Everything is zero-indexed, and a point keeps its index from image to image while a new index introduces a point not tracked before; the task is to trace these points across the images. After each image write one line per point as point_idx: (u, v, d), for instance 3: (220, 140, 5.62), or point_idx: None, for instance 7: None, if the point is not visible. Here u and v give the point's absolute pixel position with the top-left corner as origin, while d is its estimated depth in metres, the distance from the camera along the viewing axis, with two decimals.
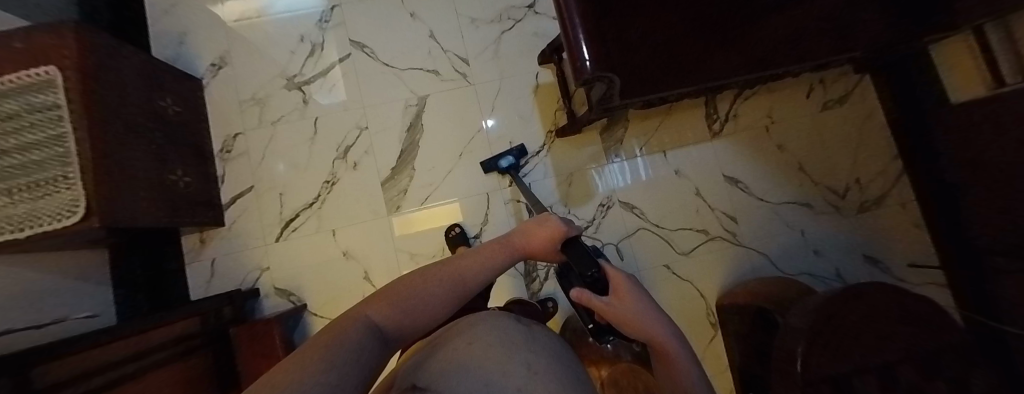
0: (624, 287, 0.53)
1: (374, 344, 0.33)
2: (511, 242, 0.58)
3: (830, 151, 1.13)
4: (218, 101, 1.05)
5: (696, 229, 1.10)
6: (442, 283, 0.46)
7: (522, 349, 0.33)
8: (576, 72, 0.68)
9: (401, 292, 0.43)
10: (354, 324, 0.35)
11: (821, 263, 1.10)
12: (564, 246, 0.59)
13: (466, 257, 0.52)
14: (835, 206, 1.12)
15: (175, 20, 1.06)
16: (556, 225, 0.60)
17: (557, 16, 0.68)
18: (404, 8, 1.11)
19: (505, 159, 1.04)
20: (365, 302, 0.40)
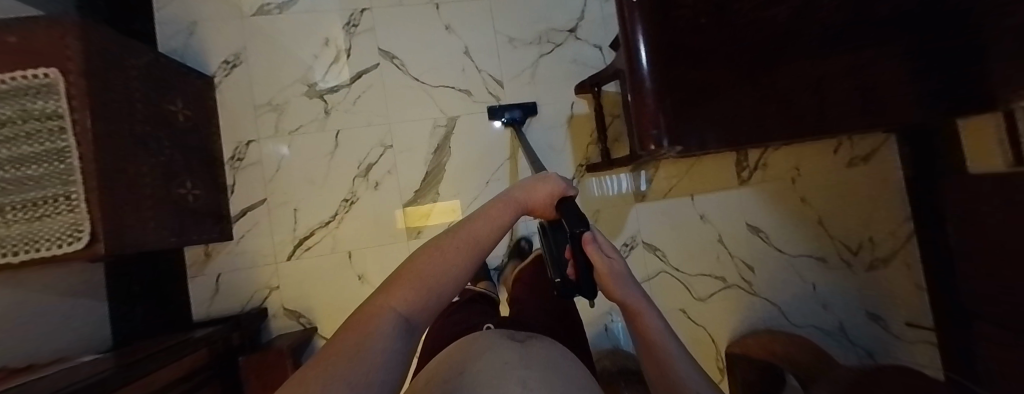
0: (609, 249, 0.53)
1: (405, 343, 0.26)
2: (516, 198, 0.52)
3: (848, 207, 1.15)
4: (230, 103, 0.97)
5: (714, 276, 1.11)
6: (461, 250, 0.39)
7: (516, 372, 0.34)
8: (644, 139, 0.59)
9: (419, 268, 0.35)
10: (380, 322, 0.27)
11: (827, 316, 1.13)
12: (556, 203, 0.57)
13: (478, 218, 0.45)
14: (847, 262, 1.14)
15: (184, 7, 0.96)
16: (557, 184, 0.57)
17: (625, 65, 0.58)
18: (439, 20, 1.04)
19: (511, 112, 1.03)
20: (382, 293, 0.32)
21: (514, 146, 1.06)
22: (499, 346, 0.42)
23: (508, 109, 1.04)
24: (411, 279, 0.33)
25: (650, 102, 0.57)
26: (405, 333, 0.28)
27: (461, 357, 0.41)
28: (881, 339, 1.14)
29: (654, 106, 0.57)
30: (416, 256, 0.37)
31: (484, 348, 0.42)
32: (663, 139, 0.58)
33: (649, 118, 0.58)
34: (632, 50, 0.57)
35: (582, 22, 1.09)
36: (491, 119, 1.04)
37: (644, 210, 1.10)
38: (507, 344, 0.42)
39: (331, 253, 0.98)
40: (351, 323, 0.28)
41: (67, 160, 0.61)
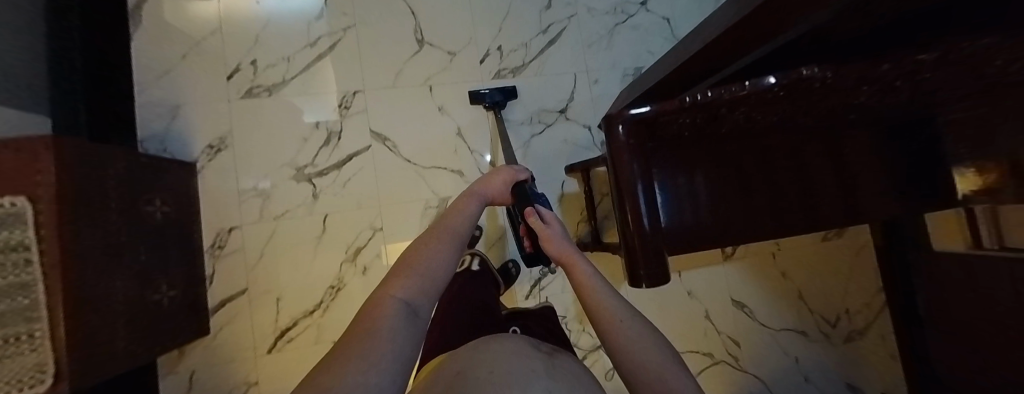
0: (549, 218, 0.60)
1: (409, 326, 0.32)
2: (479, 189, 0.60)
3: (827, 280, 1.19)
4: (214, 189, 0.94)
5: (702, 352, 1.13)
6: (444, 237, 0.45)
7: (542, 381, 0.36)
8: (640, 239, 0.64)
9: (411, 259, 0.40)
10: (381, 314, 0.32)
11: (809, 389, 1.16)
12: (512, 186, 0.68)
13: (451, 211, 0.52)
14: (826, 335, 1.17)
15: (169, 91, 0.94)
16: (509, 171, 0.67)
17: (612, 172, 0.63)
18: (432, 101, 1.05)
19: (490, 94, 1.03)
20: (386, 282, 0.37)
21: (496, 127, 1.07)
22: (521, 350, 0.44)
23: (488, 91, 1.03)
24: (406, 271, 0.38)
25: (639, 245, 0.64)
26: (404, 316, 0.33)
27: (481, 354, 0.42)
28: None
29: (642, 211, 0.63)
30: (408, 254, 0.42)
31: (504, 348, 0.44)
32: (653, 273, 0.64)
33: (642, 253, 0.64)
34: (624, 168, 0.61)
35: (572, 102, 1.12)
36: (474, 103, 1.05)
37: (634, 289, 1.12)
38: (529, 351, 0.44)
39: (316, 344, 0.94)
40: (359, 317, 0.33)
41: (33, 293, 0.55)
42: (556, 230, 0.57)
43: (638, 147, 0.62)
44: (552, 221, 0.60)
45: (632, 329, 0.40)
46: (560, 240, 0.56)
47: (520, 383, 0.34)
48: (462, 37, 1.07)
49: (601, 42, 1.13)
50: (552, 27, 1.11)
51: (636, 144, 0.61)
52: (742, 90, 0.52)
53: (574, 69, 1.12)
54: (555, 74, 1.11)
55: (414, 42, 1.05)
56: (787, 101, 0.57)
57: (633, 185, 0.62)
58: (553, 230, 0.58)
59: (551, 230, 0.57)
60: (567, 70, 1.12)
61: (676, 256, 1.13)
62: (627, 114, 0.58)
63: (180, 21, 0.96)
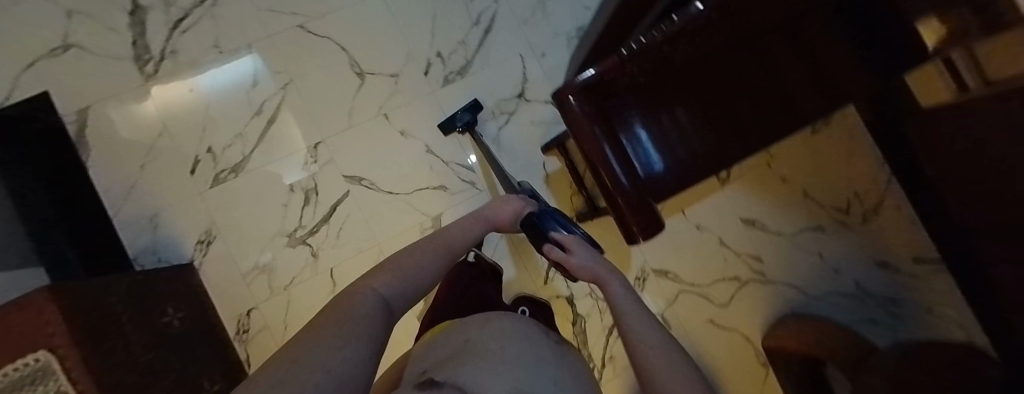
0: (570, 244, 0.57)
1: (382, 314, 0.36)
2: (483, 215, 0.63)
3: (834, 169, 1.15)
4: (219, 280, 0.96)
5: (727, 278, 1.15)
6: (433, 251, 0.51)
7: (546, 368, 0.39)
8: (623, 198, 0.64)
9: (397, 266, 0.45)
10: (362, 298, 0.37)
11: (840, 279, 1.18)
12: (519, 220, 0.65)
13: (454, 229, 0.59)
14: (843, 223, 1.17)
15: (141, 204, 0.95)
16: (513, 203, 0.64)
17: (576, 141, 0.63)
18: (392, 127, 1.04)
19: (460, 118, 1.00)
20: (373, 276, 0.42)
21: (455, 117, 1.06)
22: (527, 333, 0.47)
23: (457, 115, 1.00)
24: (392, 273, 0.44)
25: (623, 201, 0.64)
26: (378, 306, 0.37)
27: (487, 328, 0.46)
28: None
29: (617, 172, 0.63)
30: (397, 257, 0.48)
31: (510, 327, 0.47)
32: (648, 229, 0.65)
33: (630, 214, 0.64)
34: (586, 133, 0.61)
35: (527, 83, 1.10)
36: (447, 132, 1.03)
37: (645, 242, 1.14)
38: (534, 333, 0.48)
39: None
40: (340, 299, 0.38)
41: None
42: (580, 256, 0.54)
43: (591, 119, 0.60)
44: (570, 246, 0.57)
45: (667, 360, 0.37)
46: (587, 267, 0.53)
47: (525, 364, 0.37)
48: (399, 55, 1.05)
49: (536, 14, 1.11)
50: (482, 15, 1.09)
51: (588, 114, 0.59)
52: (672, 25, 0.49)
53: (518, 50, 1.10)
54: (501, 61, 1.09)
55: (353, 75, 1.03)
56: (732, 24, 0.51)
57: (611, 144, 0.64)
58: (576, 256, 0.55)
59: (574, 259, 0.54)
60: (511, 53, 1.10)
61: (668, 200, 1.14)
62: (575, 83, 0.57)
63: (128, 133, 0.96)
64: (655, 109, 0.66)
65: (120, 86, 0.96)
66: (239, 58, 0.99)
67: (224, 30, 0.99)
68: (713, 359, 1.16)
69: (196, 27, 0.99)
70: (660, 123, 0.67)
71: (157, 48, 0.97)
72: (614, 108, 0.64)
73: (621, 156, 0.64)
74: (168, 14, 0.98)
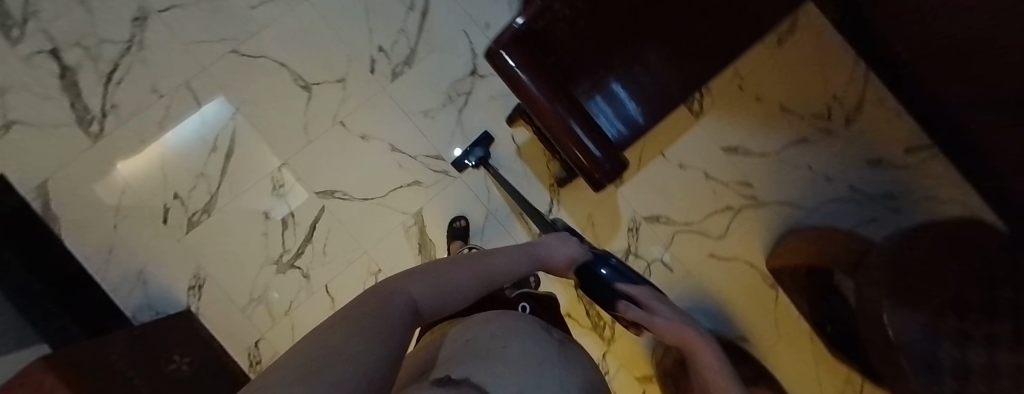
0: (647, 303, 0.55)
1: (408, 316, 0.30)
2: (539, 252, 0.53)
3: (805, 77, 1.13)
4: (220, 319, 0.97)
5: (720, 210, 1.13)
6: (474, 272, 0.42)
7: (555, 371, 0.37)
8: (576, 144, 0.65)
9: (432, 272, 0.38)
10: (392, 300, 0.30)
11: (835, 186, 1.14)
12: (573, 268, 0.57)
13: (501, 254, 0.48)
14: (826, 130, 1.14)
15: (125, 262, 0.95)
16: (568, 249, 0.57)
17: (519, 96, 0.63)
18: (352, 134, 1.02)
19: (475, 156, 1.03)
20: (403, 275, 0.35)
21: (414, 110, 1.04)
22: (532, 330, 0.44)
23: (470, 152, 1.03)
24: (426, 279, 0.36)
25: (575, 146, 0.65)
26: (407, 309, 0.31)
27: (494, 325, 0.43)
28: (897, 178, 1.12)
29: (567, 118, 0.64)
30: (431, 262, 0.41)
31: (518, 324, 0.43)
32: (608, 169, 0.66)
33: (587, 156, 0.65)
34: (524, 84, 0.62)
35: (477, 59, 1.06)
36: (461, 170, 1.05)
37: (630, 193, 1.12)
38: (539, 330, 0.45)
39: None
40: (364, 292, 0.30)
41: None
42: (665, 314, 0.54)
43: (532, 65, 0.63)
44: (646, 303, 0.56)
45: None
46: (675, 326, 0.53)
47: (532, 366, 0.36)
48: (341, 58, 1.01)
49: None
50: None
51: (529, 65, 0.63)
52: None
53: (461, 26, 1.06)
54: (447, 41, 1.05)
55: (300, 89, 1.00)
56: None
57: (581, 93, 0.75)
58: (661, 315, 0.54)
59: (662, 319, 0.53)
60: (455, 32, 1.05)
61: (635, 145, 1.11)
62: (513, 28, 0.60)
63: (92, 196, 0.95)
64: (604, 55, 0.72)
65: (71, 151, 0.95)
66: (210, 102, 0.98)
67: (158, 73, 0.96)
68: (724, 293, 1.13)
69: (128, 76, 0.96)
70: (631, 76, 0.74)
71: (97, 107, 0.95)
72: (565, 61, 0.70)
73: (567, 104, 0.66)
74: (99, 69, 0.95)
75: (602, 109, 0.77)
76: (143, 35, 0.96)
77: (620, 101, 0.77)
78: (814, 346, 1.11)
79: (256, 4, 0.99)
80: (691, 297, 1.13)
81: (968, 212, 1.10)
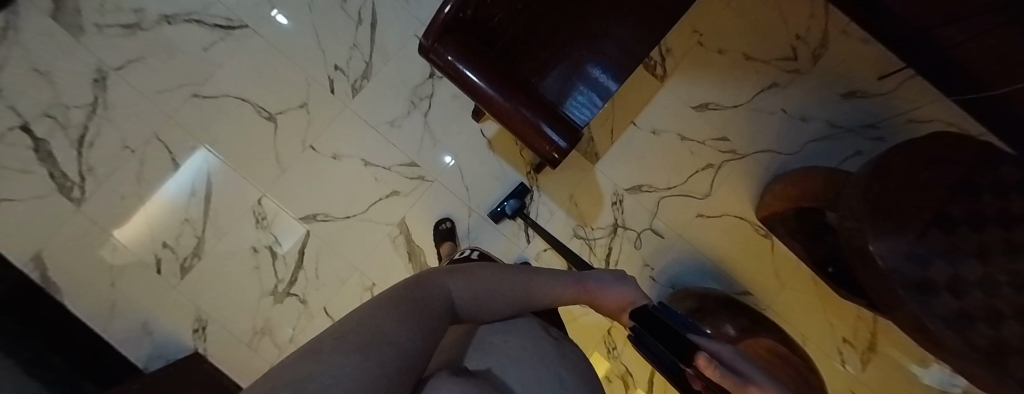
0: (734, 366, 0.48)
1: (445, 307, 0.33)
2: (587, 281, 0.56)
3: (763, 22, 1.12)
4: (227, 356, 0.99)
5: (701, 169, 1.12)
6: (522, 293, 0.44)
7: (552, 365, 0.39)
8: (524, 121, 0.66)
9: (481, 277, 0.41)
10: (433, 294, 0.32)
11: (814, 125, 1.12)
12: (635, 312, 0.56)
13: (552, 280, 0.50)
14: (794, 71, 1.12)
15: (128, 316, 0.98)
16: (624, 289, 0.58)
17: (457, 83, 0.64)
18: (323, 155, 1.03)
19: (508, 204, 1.04)
20: (452, 272, 0.39)
21: (380, 122, 1.05)
22: (532, 324, 0.46)
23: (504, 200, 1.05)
24: (474, 282, 0.39)
25: (523, 123, 0.66)
26: (445, 302, 0.33)
27: (507, 319, 0.44)
28: (873, 107, 1.11)
29: (508, 98, 0.65)
30: (478, 266, 0.43)
31: (526, 319, 0.46)
32: (562, 145, 0.67)
33: (535, 131, 0.66)
34: (461, 70, 0.62)
35: None
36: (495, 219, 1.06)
37: (608, 167, 1.12)
38: (538, 326, 0.46)
39: None
40: (414, 280, 0.34)
41: None
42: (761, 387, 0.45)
43: (469, 52, 0.63)
44: (729, 362, 0.49)
45: None
46: None
47: (532, 361, 0.37)
48: (300, 84, 1.02)
49: None
50: (363, 13, 1.05)
51: (464, 52, 0.63)
52: None
53: (411, 32, 1.06)
54: (401, 48, 1.06)
55: (265, 121, 1.01)
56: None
57: (552, 78, 0.76)
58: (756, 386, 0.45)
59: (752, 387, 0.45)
60: (406, 38, 1.06)
61: (603, 118, 1.11)
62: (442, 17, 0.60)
63: (84, 258, 0.97)
64: (549, 34, 0.73)
65: (58, 218, 0.97)
66: (191, 151, 1.00)
67: (126, 128, 0.98)
68: (719, 250, 1.11)
69: (98, 138, 0.98)
70: (603, 55, 0.76)
71: (74, 172, 0.98)
72: (510, 46, 0.71)
73: (509, 85, 0.66)
74: (69, 135, 0.98)
75: (580, 94, 0.77)
76: (106, 94, 0.99)
77: (600, 83, 0.77)
78: (817, 285, 1.10)
79: (208, 44, 1.00)
80: (686, 260, 1.11)
81: (953, 127, 1.07)
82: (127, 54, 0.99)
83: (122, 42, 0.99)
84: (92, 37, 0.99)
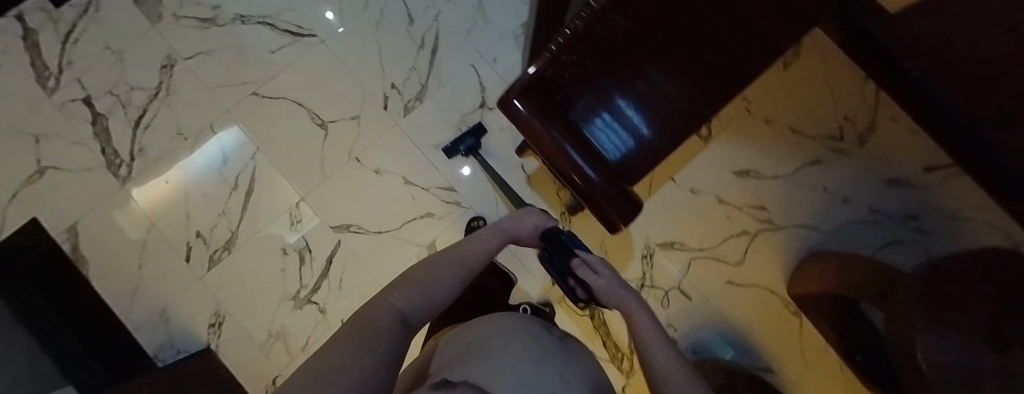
0: (599, 268, 0.57)
1: (395, 322, 0.36)
2: (505, 226, 0.60)
3: (814, 99, 1.14)
4: (239, 357, 0.97)
5: (736, 234, 1.11)
6: (449, 266, 0.47)
7: (552, 366, 0.36)
8: (586, 183, 0.63)
9: (414, 277, 0.44)
10: (379, 316, 0.36)
11: (855, 208, 1.11)
12: (541, 233, 0.64)
13: (473, 241, 0.54)
14: (838, 150, 1.13)
15: (150, 301, 0.97)
16: (539, 216, 0.64)
17: (525, 136, 0.64)
18: (366, 168, 1.04)
19: (465, 142, 1.02)
20: (390, 291, 0.42)
21: (426, 143, 1.06)
22: (530, 329, 0.44)
23: (461, 140, 1.02)
24: (407, 286, 0.42)
25: (589, 188, 0.62)
26: (395, 318, 0.37)
27: (501, 331, 0.41)
28: (916, 198, 1.10)
29: (572, 155, 0.63)
30: (417, 268, 0.46)
31: (529, 325, 0.45)
32: (596, 181, 0.63)
33: (589, 185, 0.63)
34: (534, 127, 0.62)
35: (486, 92, 1.09)
36: (449, 156, 1.04)
37: (642, 219, 1.11)
38: (539, 330, 0.45)
39: None
40: (361, 315, 0.37)
41: None
42: (608, 279, 0.55)
43: (542, 109, 0.63)
44: (600, 268, 0.58)
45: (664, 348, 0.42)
46: (616, 291, 0.53)
47: (528, 362, 0.35)
48: (356, 97, 1.05)
49: (477, 23, 1.10)
50: (426, 37, 1.08)
51: (535, 107, 0.63)
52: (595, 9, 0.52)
53: (469, 61, 1.09)
54: (457, 76, 1.08)
55: (316, 127, 1.03)
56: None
57: (584, 113, 0.77)
58: (605, 279, 0.55)
59: (602, 278, 0.55)
60: (463, 66, 1.09)
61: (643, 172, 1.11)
62: (523, 79, 0.62)
63: (118, 236, 0.98)
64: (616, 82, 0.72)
65: (102, 194, 0.99)
66: (240, 146, 1.02)
67: (183, 116, 1.01)
68: (744, 320, 1.09)
69: (156, 121, 1.01)
70: (649, 105, 0.75)
71: (125, 151, 1.00)
72: (567, 96, 0.73)
73: (576, 141, 0.65)
74: (128, 114, 1.00)
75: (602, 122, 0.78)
76: (170, 81, 1.02)
77: (627, 117, 0.77)
78: (843, 376, 1.06)
79: (276, 47, 1.04)
80: (709, 325, 1.09)
81: (1001, 232, 1.05)
82: (198, 46, 1.03)
83: (195, 34, 1.03)
84: (168, 25, 1.03)
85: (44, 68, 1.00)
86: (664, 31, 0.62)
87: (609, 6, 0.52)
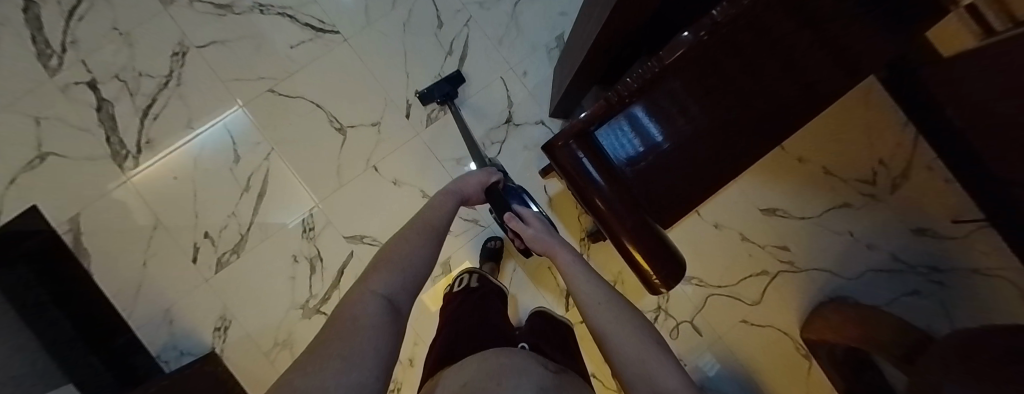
0: (530, 221, 0.61)
1: (383, 311, 0.34)
2: (454, 187, 0.63)
3: (850, 141, 1.10)
4: (242, 362, 0.95)
5: (756, 272, 1.10)
6: (418, 236, 0.48)
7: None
8: (618, 222, 0.60)
9: (388, 256, 0.42)
10: (363, 302, 0.34)
11: (880, 256, 1.08)
12: (484, 190, 0.70)
13: (429, 208, 0.56)
14: (870, 195, 1.09)
15: (153, 300, 0.94)
16: (482, 176, 0.69)
17: (561, 171, 0.63)
18: (384, 177, 1.00)
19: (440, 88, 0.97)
20: (370, 276, 0.39)
21: (446, 155, 1.02)
22: (519, 370, 0.39)
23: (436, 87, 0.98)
24: (383, 266, 0.40)
25: (619, 227, 0.60)
26: (384, 305, 0.35)
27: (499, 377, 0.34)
28: None
29: (605, 192, 0.61)
30: (390, 249, 0.44)
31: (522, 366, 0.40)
32: (611, 200, 0.61)
33: (614, 216, 0.60)
34: (577, 161, 0.62)
35: (513, 107, 1.04)
36: (425, 104, 0.99)
37: None
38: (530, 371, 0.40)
39: None
40: (340, 308, 0.34)
41: None
42: (537, 229, 0.59)
43: (591, 148, 0.63)
44: (534, 220, 0.62)
45: (611, 312, 0.40)
46: (542, 238, 0.58)
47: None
48: (378, 102, 1.00)
49: (510, 32, 1.04)
50: (455, 43, 1.02)
51: (581, 137, 0.62)
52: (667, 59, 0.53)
53: (498, 72, 1.03)
54: (484, 87, 1.03)
55: (334, 131, 0.99)
56: (738, 66, 0.54)
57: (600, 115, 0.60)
58: (533, 229, 0.60)
59: (531, 229, 0.59)
60: (492, 77, 1.03)
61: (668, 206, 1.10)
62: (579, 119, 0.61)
63: (122, 231, 0.94)
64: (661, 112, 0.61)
65: (104, 186, 0.94)
66: (252, 145, 0.97)
67: (195, 109, 0.96)
68: (754, 359, 1.08)
69: (165, 112, 0.96)
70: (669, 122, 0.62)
71: (132, 142, 0.95)
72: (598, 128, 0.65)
73: (615, 185, 0.63)
74: (135, 103, 0.95)
75: (631, 145, 0.65)
76: (181, 69, 0.96)
77: (645, 128, 0.63)
78: None
79: (296, 42, 0.99)
80: (718, 361, 1.08)
81: None
82: (213, 35, 0.97)
83: (209, 22, 0.97)
84: (180, 10, 0.96)
85: (46, 46, 0.93)
86: (730, 91, 0.58)
87: (679, 61, 0.53)
